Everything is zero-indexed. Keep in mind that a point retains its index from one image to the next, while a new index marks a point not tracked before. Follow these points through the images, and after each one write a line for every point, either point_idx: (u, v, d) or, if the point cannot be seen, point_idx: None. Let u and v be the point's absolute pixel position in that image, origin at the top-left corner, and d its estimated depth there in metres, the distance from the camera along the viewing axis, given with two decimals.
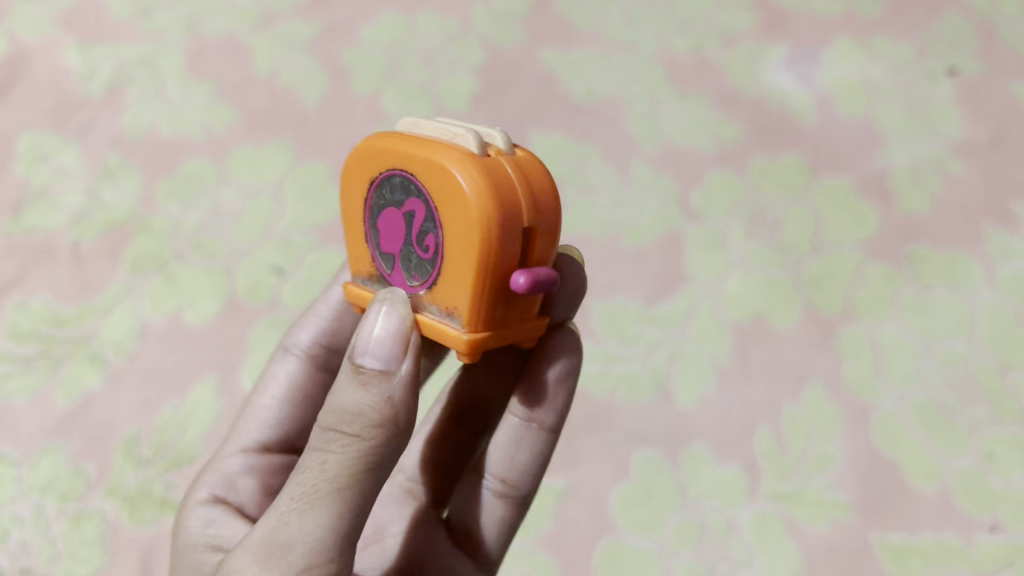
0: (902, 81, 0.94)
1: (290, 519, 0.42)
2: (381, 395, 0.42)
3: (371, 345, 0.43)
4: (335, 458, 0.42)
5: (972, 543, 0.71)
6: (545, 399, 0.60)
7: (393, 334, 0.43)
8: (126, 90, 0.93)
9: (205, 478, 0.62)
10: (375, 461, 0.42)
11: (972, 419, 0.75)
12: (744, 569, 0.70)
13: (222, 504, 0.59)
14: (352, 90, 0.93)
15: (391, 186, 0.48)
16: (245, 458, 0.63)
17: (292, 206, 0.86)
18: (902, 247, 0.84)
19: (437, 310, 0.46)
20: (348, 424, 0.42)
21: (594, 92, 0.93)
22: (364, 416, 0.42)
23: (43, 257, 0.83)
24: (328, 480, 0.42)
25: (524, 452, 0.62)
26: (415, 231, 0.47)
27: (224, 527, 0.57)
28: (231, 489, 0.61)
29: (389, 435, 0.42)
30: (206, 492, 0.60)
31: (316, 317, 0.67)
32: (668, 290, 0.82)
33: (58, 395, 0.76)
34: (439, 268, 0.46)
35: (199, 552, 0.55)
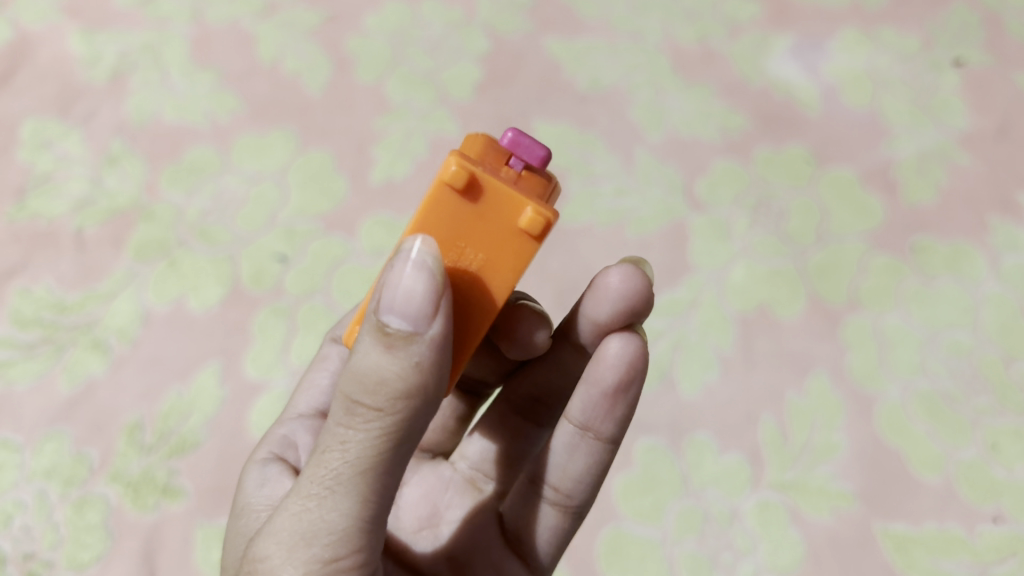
0: (908, 72, 0.93)
1: (315, 505, 0.41)
2: (407, 361, 0.40)
3: (408, 298, 0.40)
4: (359, 435, 0.41)
5: (974, 533, 0.71)
6: (603, 407, 0.58)
7: (419, 290, 0.40)
8: (129, 78, 0.93)
9: (266, 438, 0.64)
10: (400, 433, 0.41)
11: (976, 409, 0.75)
12: (747, 558, 0.71)
13: (279, 462, 0.60)
14: (356, 78, 0.93)
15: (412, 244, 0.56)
16: (303, 421, 0.65)
17: (295, 194, 0.86)
18: (908, 236, 0.84)
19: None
20: (370, 396, 0.40)
21: (599, 81, 0.93)
22: (388, 386, 0.40)
23: (45, 243, 0.83)
24: (351, 461, 0.41)
25: (577, 462, 0.60)
26: None
27: (274, 488, 0.56)
28: (288, 448, 0.62)
29: (414, 406, 0.40)
30: (269, 453, 0.61)
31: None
32: (672, 279, 0.82)
33: (61, 381, 0.76)
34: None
35: (251, 510, 0.55)
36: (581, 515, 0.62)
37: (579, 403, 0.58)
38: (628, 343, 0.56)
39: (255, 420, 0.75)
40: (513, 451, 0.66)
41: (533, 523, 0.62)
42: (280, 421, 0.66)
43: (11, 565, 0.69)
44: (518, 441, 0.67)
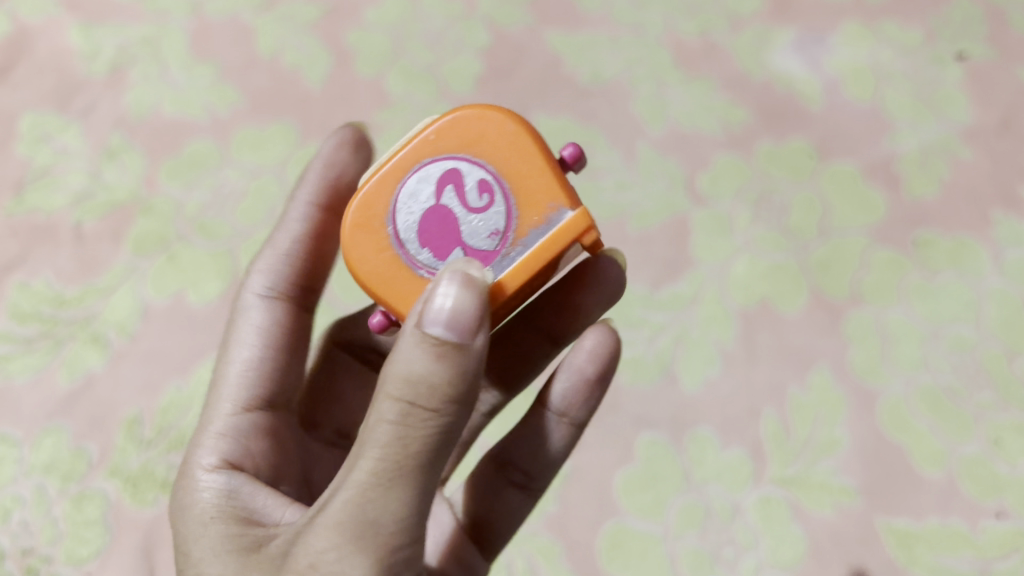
0: (911, 65, 0.92)
1: (372, 500, 0.41)
2: (457, 367, 0.40)
3: (460, 316, 0.41)
4: (415, 433, 0.40)
5: (977, 528, 0.71)
6: (581, 394, 0.65)
7: (465, 304, 0.41)
8: (128, 72, 0.92)
9: (205, 441, 0.56)
10: (451, 429, 0.41)
11: (979, 404, 0.75)
12: (749, 552, 0.71)
13: (235, 469, 0.55)
14: (356, 71, 0.92)
15: (414, 193, 0.51)
16: (249, 416, 0.58)
17: (295, 188, 0.85)
18: (911, 231, 0.83)
19: (526, 239, 0.50)
20: (425, 398, 0.40)
21: (600, 75, 0.92)
22: (443, 390, 0.40)
23: (44, 237, 0.83)
24: (411, 456, 0.41)
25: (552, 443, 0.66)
26: (463, 200, 0.51)
27: (252, 493, 0.53)
28: (243, 452, 0.57)
29: (464, 406, 0.41)
30: (221, 459, 0.55)
31: (276, 249, 0.64)
32: (673, 274, 0.81)
33: (60, 375, 0.76)
34: (504, 196, 0.50)
35: (223, 530, 0.49)
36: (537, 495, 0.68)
37: (560, 390, 0.65)
38: (605, 335, 0.64)
39: None
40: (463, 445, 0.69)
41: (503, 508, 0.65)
42: (208, 422, 0.58)
43: (11, 560, 0.70)
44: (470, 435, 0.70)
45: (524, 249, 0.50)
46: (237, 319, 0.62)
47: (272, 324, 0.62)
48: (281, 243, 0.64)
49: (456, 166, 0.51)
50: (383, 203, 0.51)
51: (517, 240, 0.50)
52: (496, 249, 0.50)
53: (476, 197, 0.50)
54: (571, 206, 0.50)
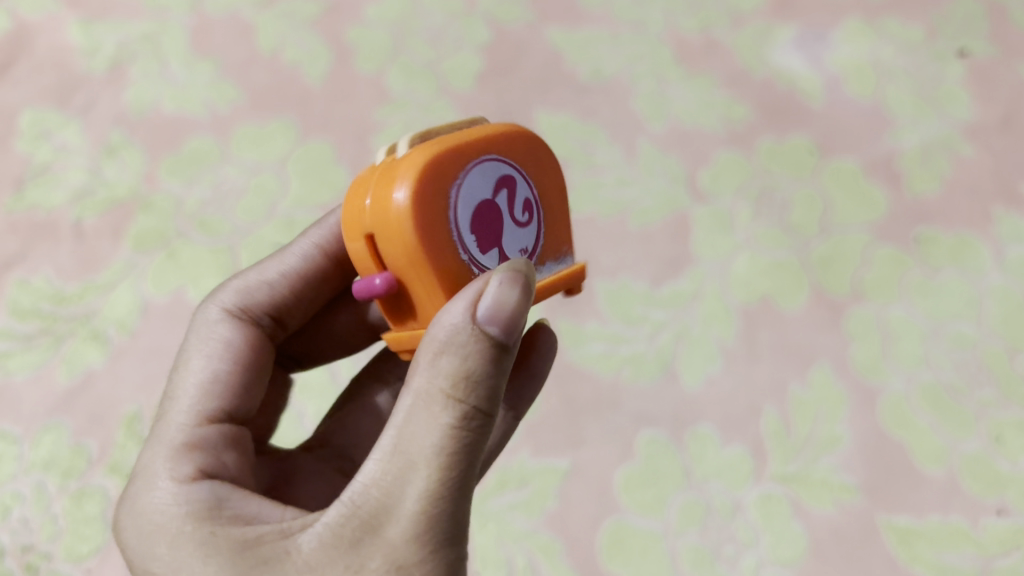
0: (912, 62, 0.91)
1: (438, 509, 0.40)
2: (501, 365, 0.41)
3: (509, 311, 0.40)
4: (472, 435, 0.40)
5: (978, 525, 0.70)
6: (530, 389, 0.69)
7: (518, 300, 0.41)
8: (129, 68, 0.92)
9: (163, 452, 0.49)
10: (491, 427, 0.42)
11: (980, 402, 0.75)
12: (750, 550, 0.71)
13: (211, 480, 0.47)
14: (356, 68, 0.92)
15: (478, 179, 0.45)
16: (219, 428, 0.52)
17: (295, 185, 0.85)
18: (911, 228, 0.83)
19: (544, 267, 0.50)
20: (480, 399, 0.40)
21: (601, 71, 0.92)
22: (491, 389, 0.41)
23: (44, 234, 0.83)
24: (470, 457, 0.40)
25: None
26: (511, 208, 0.48)
27: (244, 503, 0.46)
28: (216, 463, 0.49)
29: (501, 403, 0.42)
30: (193, 469, 0.47)
31: (262, 274, 0.59)
32: (674, 271, 0.81)
33: (60, 372, 0.76)
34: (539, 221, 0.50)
35: (226, 537, 0.43)
36: None
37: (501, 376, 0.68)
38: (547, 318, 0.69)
39: None
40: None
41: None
42: (165, 437, 0.50)
43: (10, 557, 0.70)
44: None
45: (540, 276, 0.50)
46: (197, 337, 0.56)
47: (237, 343, 0.56)
48: (270, 267, 0.60)
49: (513, 172, 0.48)
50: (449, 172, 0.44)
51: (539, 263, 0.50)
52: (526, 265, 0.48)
53: (522, 211, 0.48)
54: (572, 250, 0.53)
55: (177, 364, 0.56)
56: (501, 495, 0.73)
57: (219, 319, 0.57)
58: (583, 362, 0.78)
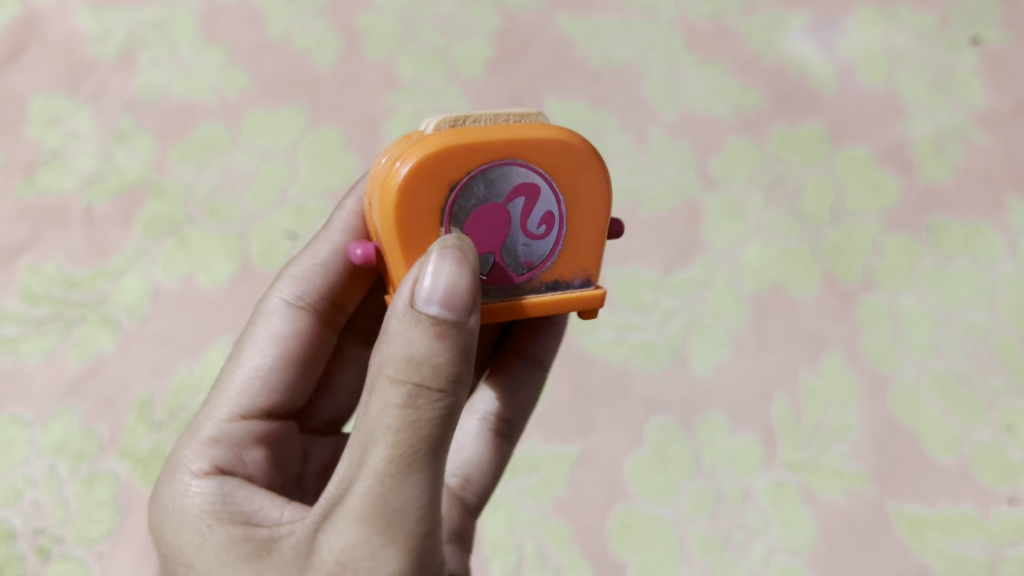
0: (925, 50, 0.91)
1: (397, 484, 0.38)
2: (460, 347, 0.39)
3: (444, 292, 0.38)
4: (427, 415, 0.38)
5: (989, 514, 0.70)
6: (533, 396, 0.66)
7: (458, 278, 0.39)
8: (139, 54, 0.92)
9: (193, 443, 0.53)
10: (453, 413, 0.39)
11: (992, 390, 0.74)
12: (760, 537, 0.70)
13: (225, 476, 0.50)
14: (366, 55, 0.92)
15: (490, 183, 0.46)
16: (246, 426, 0.55)
17: (305, 171, 0.85)
18: (924, 216, 0.83)
19: (548, 286, 0.49)
20: (432, 377, 0.38)
21: (612, 58, 0.92)
22: (443, 370, 0.38)
23: (56, 220, 0.83)
24: (424, 440, 0.38)
25: (532, 392, 0.66)
26: (526, 217, 0.47)
27: (248, 500, 0.48)
28: (237, 461, 0.53)
29: (466, 385, 0.39)
30: (210, 464, 0.51)
31: (313, 260, 0.60)
32: (685, 258, 0.81)
33: (71, 357, 0.77)
34: (560, 237, 0.49)
35: (222, 529, 0.45)
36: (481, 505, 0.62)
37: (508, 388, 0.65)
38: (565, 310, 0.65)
39: None
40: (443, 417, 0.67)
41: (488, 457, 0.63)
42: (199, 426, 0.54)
43: (21, 540, 0.70)
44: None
45: (547, 291, 0.49)
46: (255, 323, 0.59)
47: (289, 338, 0.58)
48: (319, 254, 0.60)
49: (542, 184, 0.47)
50: (460, 166, 0.45)
51: (541, 280, 0.49)
52: (519, 277, 0.48)
53: (539, 224, 0.48)
54: (596, 279, 0.51)
55: (234, 356, 0.59)
56: (509, 481, 0.72)
57: (274, 308, 0.59)
58: (593, 349, 0.78)
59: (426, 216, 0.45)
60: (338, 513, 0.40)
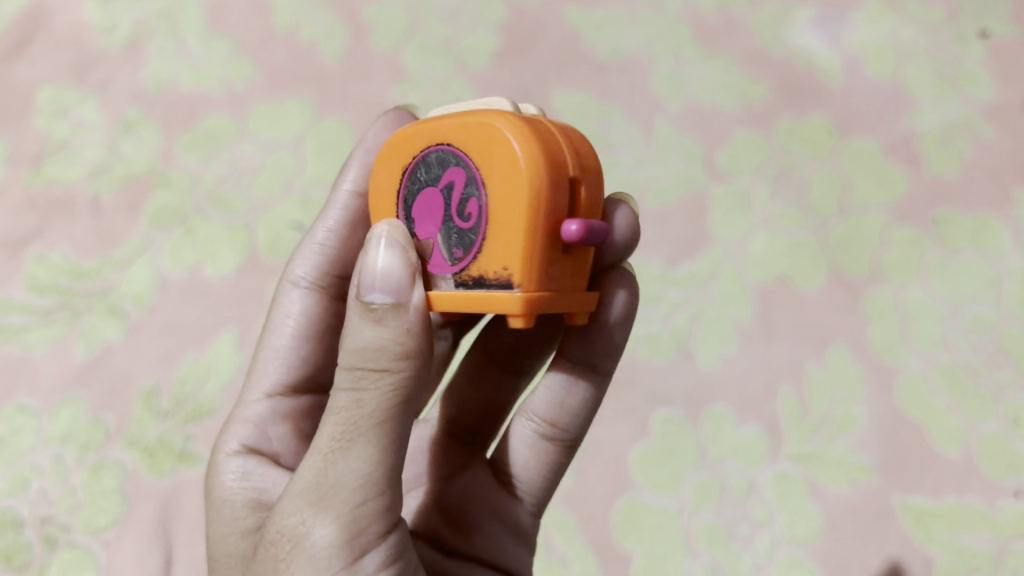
0: (933, 42, 0.90)
1: (336, 460, 0.41)
2: (401, 327, 0.41)
3: (382, 278, 0.42)
4: (370, 395, 0.41)
5: (995, 507, 0.70)
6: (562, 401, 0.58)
7: (396, 267, 0.43)
8: (146, 45, 0.92)
9: (230, 427, 0.57)
10: (407, 393, 0.41)
11: (998, 383, 0.74)
12: (765, 529, 0.70)
13: (253, 454, 0.55)
14: (372, 47, 0.92)
15: (432, 167, 0.47)
16: (271, 403, 0.58)
17: (312, 161, 0.85)
18: (930, 209, 0.82)
19: (475, 283, 0.45)
20: (374, 360, 0.41)
21: (618, 50, 0.92)
22: (388, 350, 0.41)
23: (63, 210, 0.83)
24: (366, 418, 0.41)
25: (575, 397, 0.57)
26: (455, 204, 0.46)
27: (259, 473, 0.53)
28: (262, 437, 0.56)
29: (417, 366, 0.41)
30: (235, 443, 0.56)
31: (317, 238, 0.61)
32: (691, 250, 0.81)
33: (78, 346, 0.77)
34: (482, 230, 0.44)
35: (235, 506, 0.50)
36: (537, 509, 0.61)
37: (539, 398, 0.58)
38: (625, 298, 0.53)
39: None
40: (490, 399, 0.64)
41: (533, 460, 0.59)
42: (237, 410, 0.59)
43: (28, 528, 0.70)
44: (495, 390, 0.64)
45: (474, 287, 0.45)
46: (276, 306, 0.61)
47: (310, 316, 0.60)
48: (319, 232, 0.61)
49: (465, 167, 0.45)
50: (408, 153, 0.49)
51: (468, 275, 0.45)
52: (451, 268, 0.46)
53: (467, 213, 0.46)
54: (518, 283, 0.43)
55: (264, 334, 0.62)
56: None
57: (287, 287, 0.61)
58: None
59: (389, 199, 0.50)
60: (291, 487, 0.43)
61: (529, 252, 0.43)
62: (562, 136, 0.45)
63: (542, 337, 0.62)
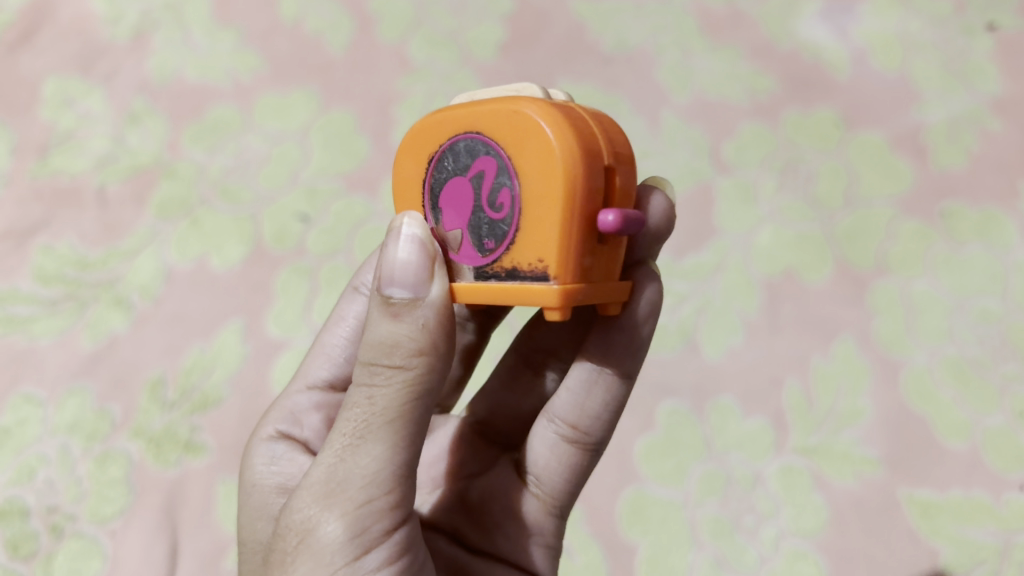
0: (940, 35, 0.90)
1: (346, 455, 0.41)
2: (416, 323, 0.41)
3: (402, 271, 0.42)
4: (382, 392, 0.41)
5: (1001, 500, 0.70)
6: (579, 404, 0.56)
7: (415, 260, 0.42)
8: (152, 37, 0.92)
9: (272, 413, 0.59)
10: (422, 390, 0.41)
11: (1004, 376, 0.74)
12: (770, 521, 0.70)
13: (289, 441, 0.56)
14: (378, 38, 0.92)
15: (461, 156, 0.46)
16: (311, 396, 0.59)
17: (318, 153, 0.85)
18: (937, 202, 0.82)
19: (509, 275, 0.44)
20: (388, 356, 0.41)
21: (625, 42, 0.92)
22: (402, 346, 0.41)
23: (69, 201, 0.84)
24: (378, 414, 0.41)
25: (596, 398, 0.56)
26: (484, 193, 0.45)
27: (288, 462, 0.54)
28: (296, 425, 0.57)
29: (432, 363, 0.41)
30: (273, 430, 0.57)
31: None
32: (697, 243, 0.81)
33: (84, 337, 0.77)
34: (516, 220, 0.44)
35: (263, 492, 0.52)
36: (563, 513, 0.60)
37: (560, 401, 0.57)
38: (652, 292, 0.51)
39: (277, 376, 0.75)
40: (522, 402, 0.64)
41: (555, 464, 0.58)
42: (284, 394, 0.60)
43: (34, 517, 0.70)
44: (528, 394, 0.64)
45: (509, 279, 0.44)
46: (341, 304, 0.62)
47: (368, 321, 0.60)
48: None
49: (496, 156, 0.44)
50: (435, 141, 0.48)
51: (501, 267, 0.45)
52: (483, 260, 0.46)
53: (499, 203, 0.45)
54: (555, 275, 0.42)
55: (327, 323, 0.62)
56: None
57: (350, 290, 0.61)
58: None
59: (416, 189, 0.50)
60: (305, 481, 0.43)
61: (564, 243, 0.42)
62: (595, 124, 0.44)
63: (570, 337, 0.62)
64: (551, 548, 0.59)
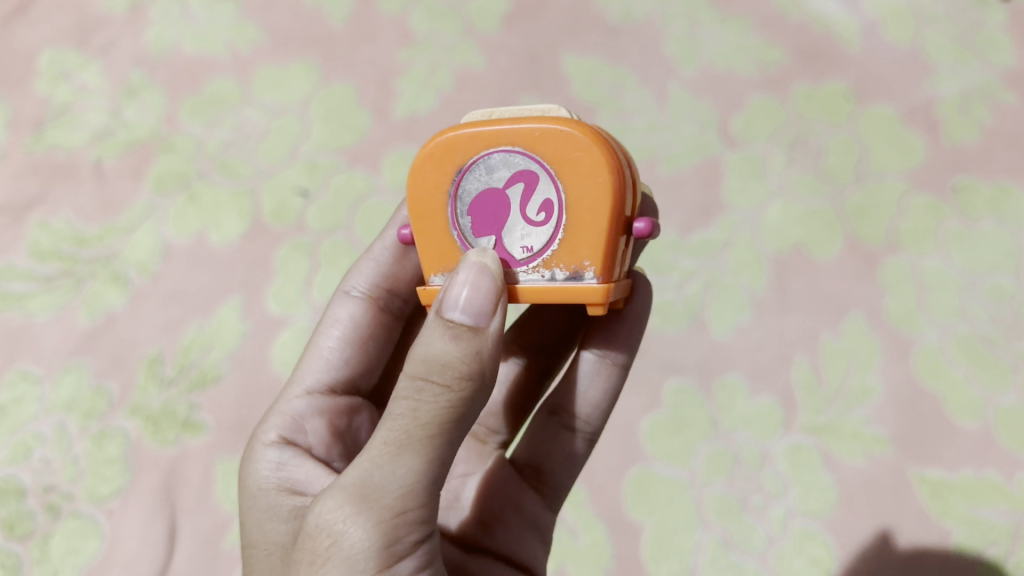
0: (953, 8, 0.87)
1: (383, 463, 0.39)
2: (471, 348, 0.40)
3: (473, 304, 0.41)
4: (426, 407, 0.40)
5: (1013, 480, 0.68)
6: (591, 395, 0.59)
7: (482, 291, 0.42)
8: (149, 8, 0.90)
9: (270, 417, 0.56)
10: (462, 413, 0.40)
11: (1017, 354, 0.72)
12: (778, 501, 0.69)
13: (292, 445, 0.54)
14: (379, 9, 0.90)
15: (493, 169, 0.47)
16: (310, 400, 0.57)
17: (317, 127, 0.84)
18: (950, 176, 0.80)
19: (548, 275, 0.47)
20: (438, 374, 0.40)
21: (631, 13, 0.90)
22: (453, 367, 0.40)
23: (65, 175, 0.82)
24: (420, 427, 0.39)
25: (597, 388, 0.59)
26: (522, 203, 0.47)
27: (299, 467, 0.52)
28: (299, 430, 0.55)
29: (476, 388, 0.40)
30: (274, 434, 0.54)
31: (373, 256, 0.62)
32: (705, 219, 0.80)
33: (81, 314, 0.76)
34: (558, 228, 0.47)
35: (271, 494, 0.50)
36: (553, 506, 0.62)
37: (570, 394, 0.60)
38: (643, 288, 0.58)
39: (277, 354, 0.74)
40: (519, 400, 0.65)
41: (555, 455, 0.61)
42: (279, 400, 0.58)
43: (31, 497, 0.69)
44: (525, 390, 0.64)
45: (548, 277, 0.47)
46: (326, 313, 0.62)
47: (361, 324, 0.61)
48: (376, 249, 0.62)
49: (539, 170, 0.46)
50: (461, 153, 0.48)
51: (541, 267, 0.48)
52: (519, 262, 0.48)
53: (539, 212, 0.47)
54: (599, 274, 0.47)
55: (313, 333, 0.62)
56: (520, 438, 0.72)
57: (338, 295, 0.62)
58: None
59: (437, 196, 0.49)
60: (332, 486, 0.41)
61: (609, 247, 0.47)
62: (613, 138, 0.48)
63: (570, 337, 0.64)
64: (545, 546, 0.61)
